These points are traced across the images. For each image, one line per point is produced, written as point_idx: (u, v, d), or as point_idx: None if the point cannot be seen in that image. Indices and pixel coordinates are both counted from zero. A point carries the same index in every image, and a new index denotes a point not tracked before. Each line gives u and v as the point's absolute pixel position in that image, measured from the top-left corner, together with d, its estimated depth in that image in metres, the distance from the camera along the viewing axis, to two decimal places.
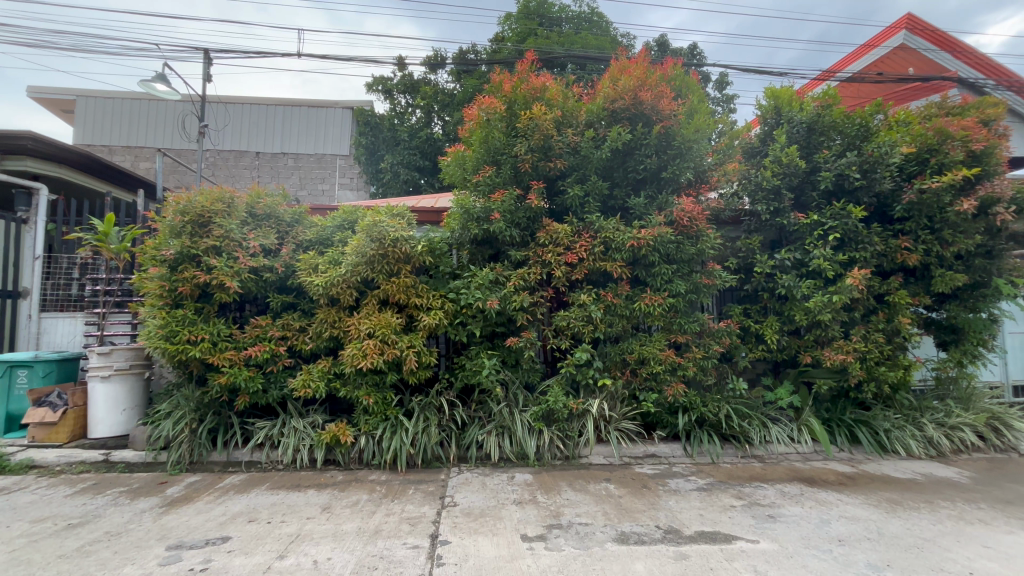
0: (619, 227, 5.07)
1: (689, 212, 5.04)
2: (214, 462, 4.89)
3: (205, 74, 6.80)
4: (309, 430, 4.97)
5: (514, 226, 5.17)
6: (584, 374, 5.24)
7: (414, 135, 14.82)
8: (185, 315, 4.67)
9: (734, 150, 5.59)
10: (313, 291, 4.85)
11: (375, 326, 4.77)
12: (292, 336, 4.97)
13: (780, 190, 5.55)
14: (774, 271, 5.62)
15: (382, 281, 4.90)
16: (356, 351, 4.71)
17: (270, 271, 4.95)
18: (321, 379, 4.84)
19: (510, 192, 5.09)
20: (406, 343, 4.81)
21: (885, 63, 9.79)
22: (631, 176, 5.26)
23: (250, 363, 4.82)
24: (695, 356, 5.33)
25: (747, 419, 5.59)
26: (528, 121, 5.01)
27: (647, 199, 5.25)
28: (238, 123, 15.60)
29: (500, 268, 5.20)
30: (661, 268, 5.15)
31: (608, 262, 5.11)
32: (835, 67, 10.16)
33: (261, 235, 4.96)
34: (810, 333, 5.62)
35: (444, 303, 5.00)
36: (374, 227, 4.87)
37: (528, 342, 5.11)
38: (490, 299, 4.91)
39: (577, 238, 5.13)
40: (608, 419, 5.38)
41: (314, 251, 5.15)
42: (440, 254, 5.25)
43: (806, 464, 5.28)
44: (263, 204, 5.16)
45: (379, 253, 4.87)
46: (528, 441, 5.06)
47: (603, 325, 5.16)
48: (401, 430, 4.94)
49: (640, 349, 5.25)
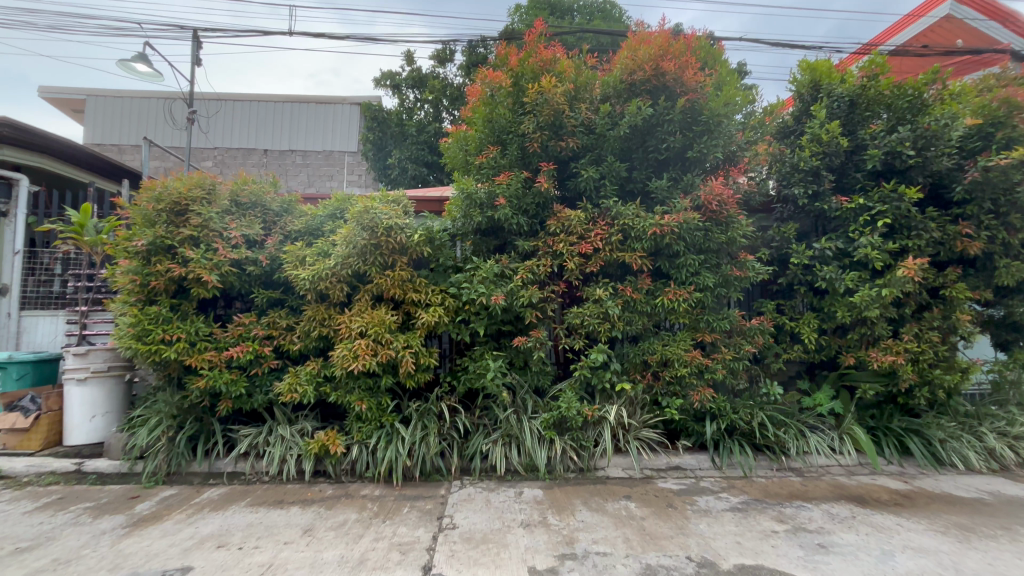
0: (639, 213, 4.53)
1: (718, 195, 4.48)
2: (194, 474, 4.47)
3: (194, 58, 6.38)
4: (296, 439, 4.53)
5: (522, 214, 4.66)
6: (601, 378, 4.72)
7: (422, 130, 14.28)
8: (159, 313, 4.23)
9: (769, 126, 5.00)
10: (300, 286, 4.41)
11: (368, 324, 4.32)
12: (279, 336, 4.53)
13: (820, 171, 4.95)
14: (813, 262, 5.05)
15: (375, 275, 4.43)
16: (346, 351, 4.25)
17: (254, 264, 4.51)
18: (310, 383, 4.41)
19: (516, 175, 4.56)
20: (403, 344, 4.37)
21: (932, 34, 9.09)
22: (651, 156, 4.70)
23: (232, 365, 4.41)
24: (723, 357, 4.79)
25: (783, 427, 5.01)
26: (535, 95, 4.47)
27: (671, 181, 4.68)
28: (244, 120, 15.33)
29: (506, 259, 4.69)
30: (686, 259, 4.59)
31: (627, 253, 4.57)
32: (876, 39, 9.39)
33: (244, 224, 4.54)
34: (854, 332, 5.03)
35: (444, 299, 4.54)
36: (365, 214, 4.37)
37: (538, 341, 4.60)
38: (496, 295, 4.41)
39: (592, 225, 4.61)
40: (627, 427, 4.86)
41: (302, 242, 4.70)
42: (439, 245, 4.79)
43: (852, 480, 4.69)
44: (247, 192, 4.72)
45: (371, 243, 4.38)
46: (538, 452, 4.56)
47: (621, 324, 4.63)
48: (397, 439, 4.47)
49: (662, 350, 4.73)
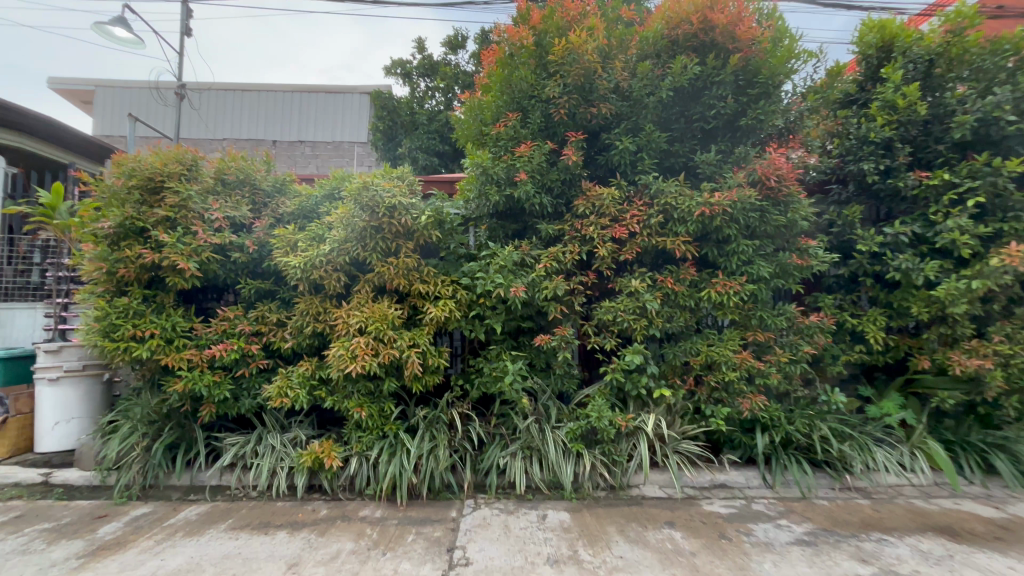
0: (683, 190, 3.87)
1: (778, 169, 3.79)
2: (173, 488, 3.95)
3: (183, 28, 5.83)
4: (288, 449, 3.99)
5: (545, 192, 4.02)
6: (636, 383, 4.10)
7: (433, 118, 13.45)
8: (130, 306, 3.68)
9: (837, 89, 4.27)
10: (291, 275, 3.84)
11: (368, 319, 3.74)
12: (268, 332, 3.98)
13: (893, 142, 4.23)
14: (883, 250, 4.34)
15: (376, 262, 3.84)
16: (343, 351, 3.69)
17: (240, 250, 3.95)
18: (303, 386, 3.87)
19: (540, 146, 3.92)
20: (408, 342, 3.79)
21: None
22: (696, 125, 4.04)
23: (215, 365, 3.88)
24: (778, 359, 4.15)
25: (847, 440, 4.32)
26: (562, 53, 3.84)
27: (719, 155, 4.01)
28: (251, 109, 14.83)
29: (527, 245, 4.08)
30: (739, 244, 3.92)
31: (668, 238, 3.93)
32: None
33: (229, 205, 4.00)
34: (930, 331, 4.33)
35: (456, 291, 3.95)
36: (363, 191, 3.76)
37: (563, 340, 4.00)
38: (515, 286, 3.80)
39: (627, 206, 3.97)
40: (664, 439, 4.24)
41: (295, 225, 4.14)
42: (450, 229, 4.19)
43: (931, 504, 4.00)
44: (231, 168, 4.15)
45: (372, 226, 3.78)
46: (563, 468, 3.96)
47: (661, 320, 4.00)
48: (401, 451, 3.90)
49: (707, 351, 4.12)
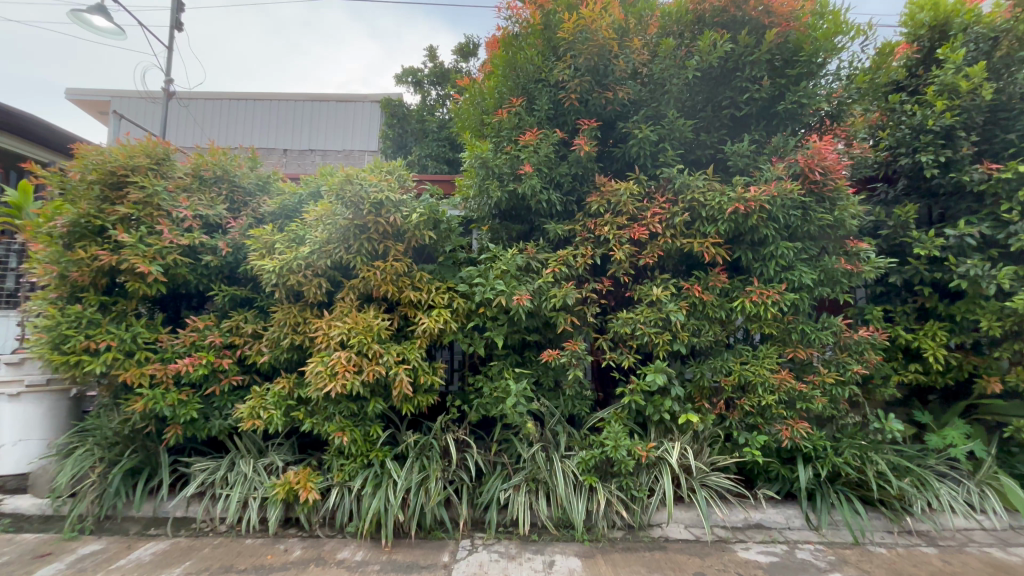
0: (712, 185, 3.39)
1: (825, 160, 3.27)
2: (132, 520, 3.50)
3: (174, 21, 5.55)
4: (262, 477, 3.53)
5: (553, 187, 3.56)
6: (658, 407, 3.58)
7: (444, 126, 12.80)
8: (85, 314, 3.28)
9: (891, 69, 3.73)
10: (266, 281, 3.42)
11: (351, 331, 3.29)
12: (243, 344, 3.56)
13: (955, 131, 3.68)
14: (943, 255, 3.78)
15: (360, 266, 3.39)
16: (322, 367, 3.24)
17: (212, 253, 3.56)
18: (278, 407, 3.43)
19: (547, 135, 3.45)
20: (396, 358, 3.34)
21: None
22: (725, 111, 3.55)
23: (182, 382, 3.46)
24: (823, 380, 3.58)
25: (904, 475, 3.72)
26: (573, 29, 3.37)
27: (753, 145, 3.51)
28: (261, 119, 14.34)
29: (532, 248, 3.61)
30: (778, 247, 3.39)
31: (695, 240, 3.42)
32: None
33: (203, 203, 3.62)
34: (1001, 349, 3.74)
35: (452, 300, 3.49)
36: (346, 185, 3.33)
37: (574, 356, 3.50)
38: (518, 294, 3.32)
39: (647, 204, 3.48)
40: (690, 471, 3.68)
41: (274, 225, 3.73)
42: (447, 230, 3.74)
43: (1012, 554, 3.37)
44: (205, 162, 3.78)
45: (356, 225, 3.34)
46: (573, 505, 3.42)
47: (687, 334, 3.48)
48: (387, 483, 3.40)
49: (741, 371, 3.60)
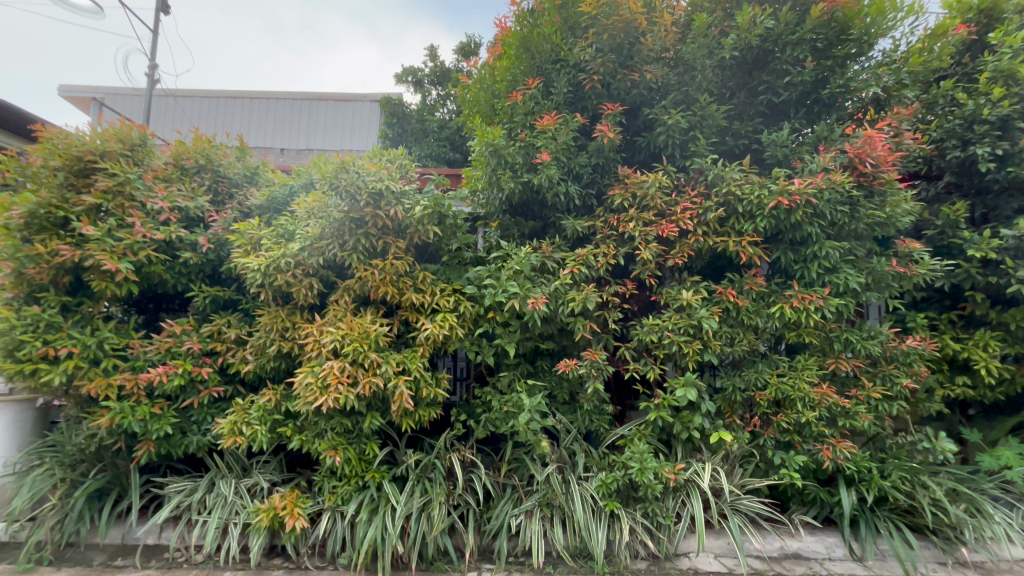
0: (749, 178, 3.04)
1: (879, 149, 2.91)
2: (97, 549, 3.12)
3: (161, 4, 5.20)
4: (244, 500, 3.15)
5: (571, 179, 3.21)
6: (686, 423, 3.22)
7: (444, 126, 12.35)
8: (44, 317, 2.91)
9: (941, 53, 3.40)
10: (251, 281, 3.05)
11: (345, 337, 2.93)
12: (224, 351, 3.20)
13: (1014, 120, 3.33)
14: (998, 258, 3.43)
15: (356, 265, 3.03)
16: (312, 379, 2.87)
17: (191, 249, 3.20)
18: (263, 422, 3.06)
19: (566, 119, 3.09)
20: (395, 368, 2.98)
21: None
22: (761, 97, 3.22)
23: (156, 394, 3.09)
24: (869, 395, 3.23)
25: (957, 500, 3.36)
26: (597, 2, 3.02)
27: (794, 134, 3.17)
28: (257, 118, 13.41)
29: (547, 246, 3.26)
30: (823, 247, 3.04)
31: (729, 239, 3.07)
32: None
33: (182, 194, 3.27)
34: None
35: (458, 303, 3.13)
36: (341, 174, 2.97)
37: (593, 367, 3.15)
38: (533, 297, 2.97)
39: (677, 198, 3.13)
40: (721, 495, 3.32)
41: (262, 219, 3.37)
42: (453, 227, 3.38)
43: None
44: (187, 151, 3.46)
45: (353, 220, 2.98)
46: (593, 534, 3.05)
47: (719, 343, 3.13)
48: (384, 508, 3.03)
49: (778, 384, 3.25)
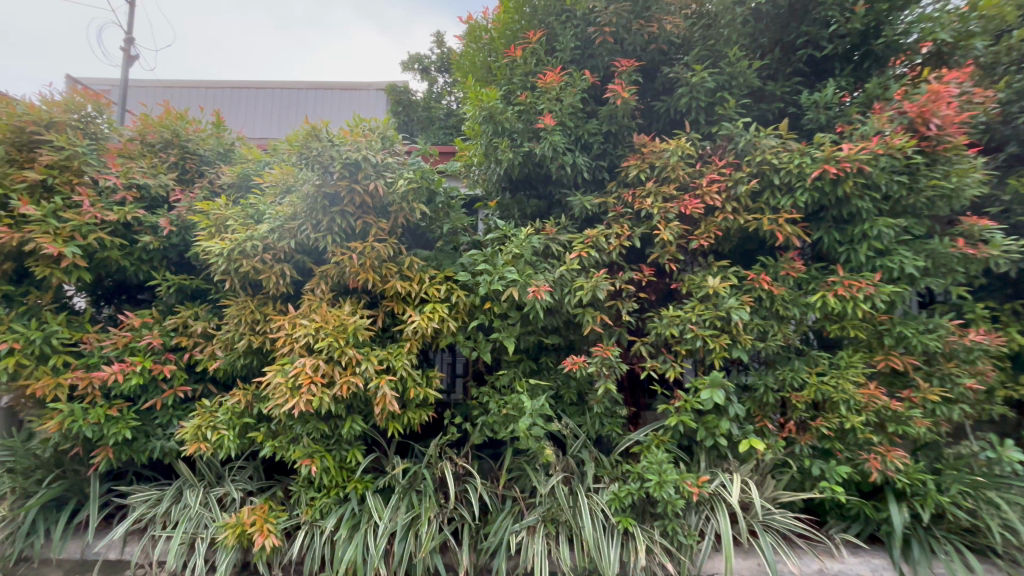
0: (787, 145, 2.60)
1: (947, 106, 2.42)
2: (53, 565, 2.82)
3: None
4: (213, 512, 2.82)
5: (578, 149, 2.80)
6: (711, 430, 2.80)
7: (451, 113, 11.80)
8: None
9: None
10: (215, 268, 2.70)
11: (319, 331, 2.56)
12: (190, 346, 2.86)
13: None
14: None
15: (332, 249, 2.64)
16: (281, 378, 2.52)
17: (152, 232, 2.87)
18: (231, 426, 2.72)
19: (573, 79, 2.67)
20: (377, 366, 2.61)
21: None
22: (800, 52, 2.79)
23: (112, 394, 2.76)
24: (925, 397, 2.79)
25: None
26: None
27: (840, 94, 2.72)
28: (265, 111, 12.08)
29: (552, 227, 2.86)
30: (875, 224, 2.58)
31: (763, 217, 2.63)
32: None
33: (143, 170, 2.94)
34: None
35: (450, 293, 2.75)
36: (312, 144, 2.59)
37: (604, 365, 2.75)
38: (534, 285, 2.56)
39: (701, 170, 2.70)
40: (751, 510, 2.91)
41: (233, 199, 3.01)
42: (448, 206, 3.01)
43: None
44: (149, 125, 3.11)
45: (327, 196, 2.60)
46: (603, 554, 2.66)
47: (750, 338, 2.71)
48: (366, 523, 2.68)
49: (818, 385, 2.82)
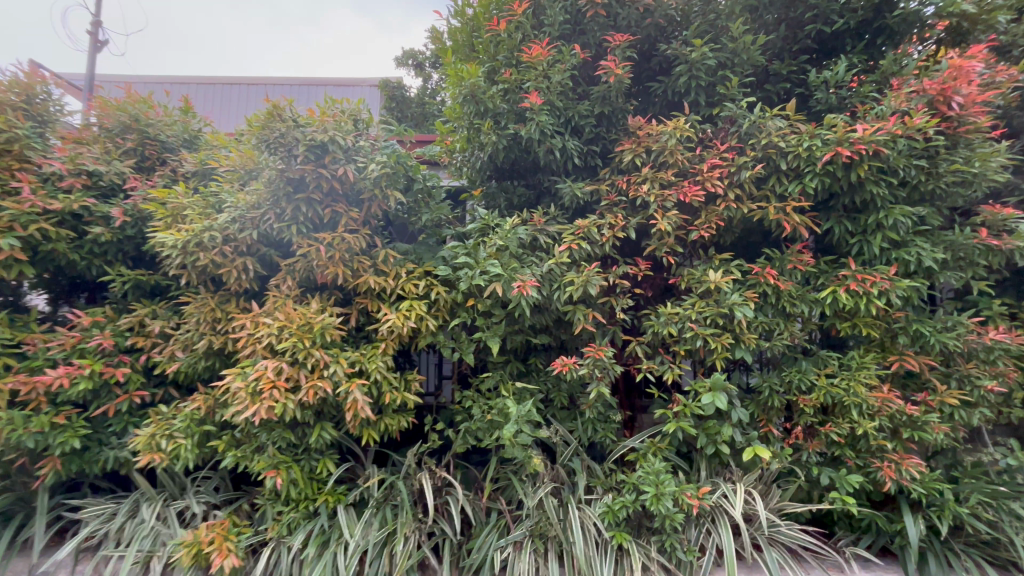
0: (795, 126, 2.38)
1: (970, 81, 2.21)
2: None
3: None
4: (171, 529, 2.59)
5: (568, 132, 2.58)
6: (713, 437, 2.59)
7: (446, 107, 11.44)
8: None
9: None
10: (171, 261, 2.46)
11: (283, 330, 2.33)
12: (147, 347, 2.62)
13: None
14: None
15: (297, 240, 2.41)
16: (241, 383, 2.28)
17: (103, 223, 2.64)
18: (189, 435, 2.49)
19: (562, 53, 2.44)
20: (348, 369, 2.38)
21: None
22: (808, 27, 2.57)
23: (59, 399, 2.52)
24: (943, 401, 2.58)
25: None
26: None
27: (851, 71, 2.50)
28: None
29: (540, 217, 2.63)
30: (891, 214, 2.36)
31: (771, 206, 2.41)
32: None
33: (94, 156, 2.70)
34: None
35: (429, 288, 2.52)
36: (274, 125, 2.36)
37: (597, 367, 2.53)
38: (520, 280, 2.33)
39: (703, 154, 2.47)
40: (756, 522, 2.69)
41: (194, 188, 2.77)
42: (429, 195, 2.78)
43: None
44: (106, 108, 2.85)
45: (292, 182, 2.37)
46: (596, 572, 2.44)
47: (755, 337, 2.50)
48: (337, 540, 2.45)
49: (827, 387, 2.61)
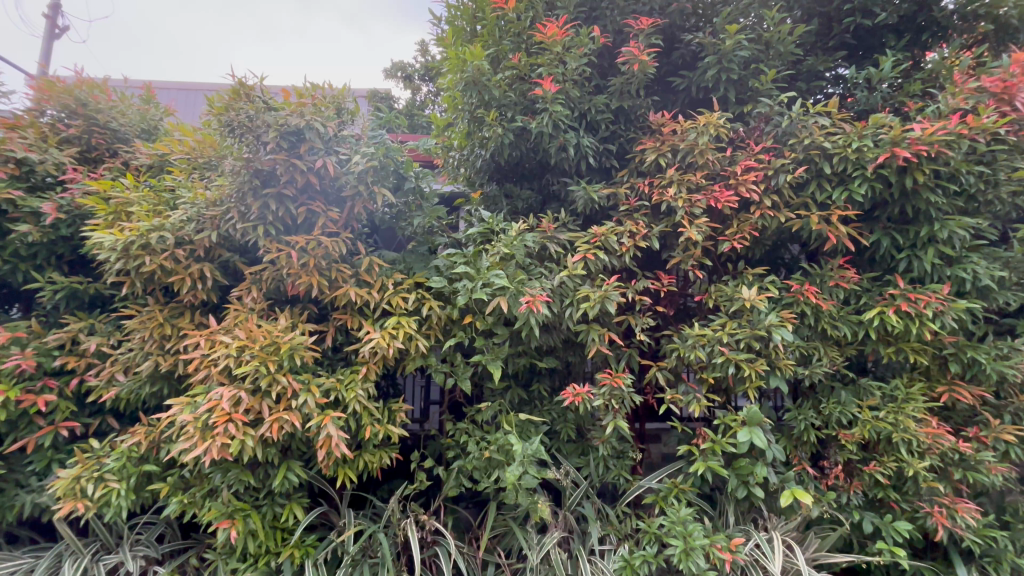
0: (839, 126, 2.12)
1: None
2: None
3: None
4: None
5: (583, 127, 2.28)
6: (745, 479, 2.24)
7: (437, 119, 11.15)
8: None
9: None
10: (110, 266, 2.06)
11: (242, 352, 1.93)
12: (79, 369, 2.20)
13: None
14: None
15: (265, 244, 2.03)
16: (188, 416, 1.87)
17: (33, 220, 2.23)
18: (124, 477, 2.05)
19: (579, 35, 2.14)
20: (321, 399, 1.98)
21: None
22: (846, 20, 2.33)
23: None
24: (998, 438, 2.29)
25: None
26: None
27: (896, 68, 2.26)
28: None
29: (549, 223, 2.30)
30: (947, 226, 2.10)
31: (812, 215, 2.12)
32: None
33: (26, 142, 2.32)
34: None
35: (419, 303, 2.16)
36: (241, 106, 2.00)
37: (614, 398, 2.18)
38: (528, 295, 1.98)
39: (735, 155, 2.19)
40: None
41: (146, 181, 2.38)
42: (422, 197, 2.43)
43: None
44: (48, 89, 2.47)
45: (260, 175, 2.01)
46: None
47: (793, 364, 2.18)
48: None
49: (873, 422, 2.29)
